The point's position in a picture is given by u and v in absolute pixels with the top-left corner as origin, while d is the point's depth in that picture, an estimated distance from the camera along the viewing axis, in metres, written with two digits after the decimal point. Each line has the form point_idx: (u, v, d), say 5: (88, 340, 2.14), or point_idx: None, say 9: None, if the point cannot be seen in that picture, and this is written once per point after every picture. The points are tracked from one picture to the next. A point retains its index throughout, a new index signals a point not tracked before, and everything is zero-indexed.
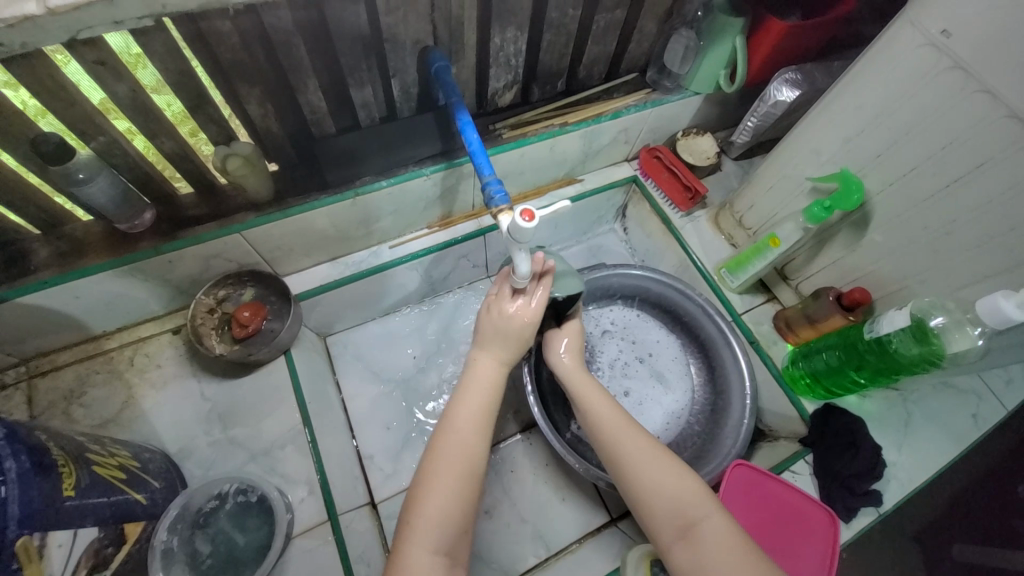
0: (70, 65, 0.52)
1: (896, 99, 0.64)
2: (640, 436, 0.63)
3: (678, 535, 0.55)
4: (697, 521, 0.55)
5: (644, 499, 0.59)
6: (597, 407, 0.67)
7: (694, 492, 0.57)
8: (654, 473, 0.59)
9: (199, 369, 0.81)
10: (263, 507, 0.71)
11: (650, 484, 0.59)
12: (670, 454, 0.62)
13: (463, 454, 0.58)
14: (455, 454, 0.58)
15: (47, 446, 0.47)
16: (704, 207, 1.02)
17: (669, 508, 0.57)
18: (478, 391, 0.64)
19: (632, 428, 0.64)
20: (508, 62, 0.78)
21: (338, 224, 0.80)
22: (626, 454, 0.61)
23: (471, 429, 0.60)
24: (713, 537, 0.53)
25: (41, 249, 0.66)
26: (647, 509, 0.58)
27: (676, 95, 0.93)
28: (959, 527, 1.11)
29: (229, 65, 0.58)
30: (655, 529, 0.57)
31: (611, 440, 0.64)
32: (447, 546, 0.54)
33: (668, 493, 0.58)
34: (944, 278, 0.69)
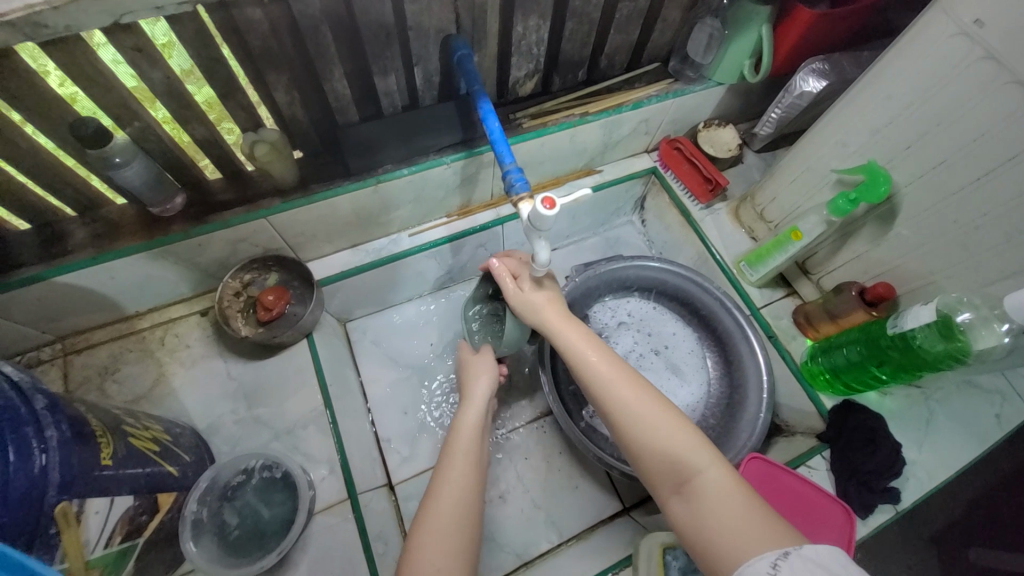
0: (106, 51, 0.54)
1: (925, 90, 0.62)
2: (635, 388, 0.60)
3: (675, 488, 0.53)
4: (692, 475, 0.53)
5: (641, 450, 0.57)
6: (592, 358, 0.64)
7: (692, 444, 0.55)
8: (649, 425, 0.57)
9: (226, 349, 0.84)
10: (286, 483, 0.73)
11: (646, 436, 0.56)
12: (668, 405, 0.59)
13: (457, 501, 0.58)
14: (448, 484, 0.59)
15: (85, 418, 0.50)
16: (724, 200, 1.01)
17: (666, 461, 0.55)
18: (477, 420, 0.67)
19: (627, 378, 0.62)
20: (529, 51, 0.78)
21: (360, 211, 0.82)
22: (622, 407, 0.59)
23: (462, 474, 0.61)
24: (711, 489, 0.51)
25: (78, 230, 0.69)
26: (645, 461, 0.56)
27: (699, 85, 0.92)
28: (978, 530, 1.09)
29: (257, 53, 0.60)
30: (653, 481, 0.56)
31: (604, 393, 0.61)
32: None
33: (665, 446, 0.55)
34: (972, 274, 0.67)
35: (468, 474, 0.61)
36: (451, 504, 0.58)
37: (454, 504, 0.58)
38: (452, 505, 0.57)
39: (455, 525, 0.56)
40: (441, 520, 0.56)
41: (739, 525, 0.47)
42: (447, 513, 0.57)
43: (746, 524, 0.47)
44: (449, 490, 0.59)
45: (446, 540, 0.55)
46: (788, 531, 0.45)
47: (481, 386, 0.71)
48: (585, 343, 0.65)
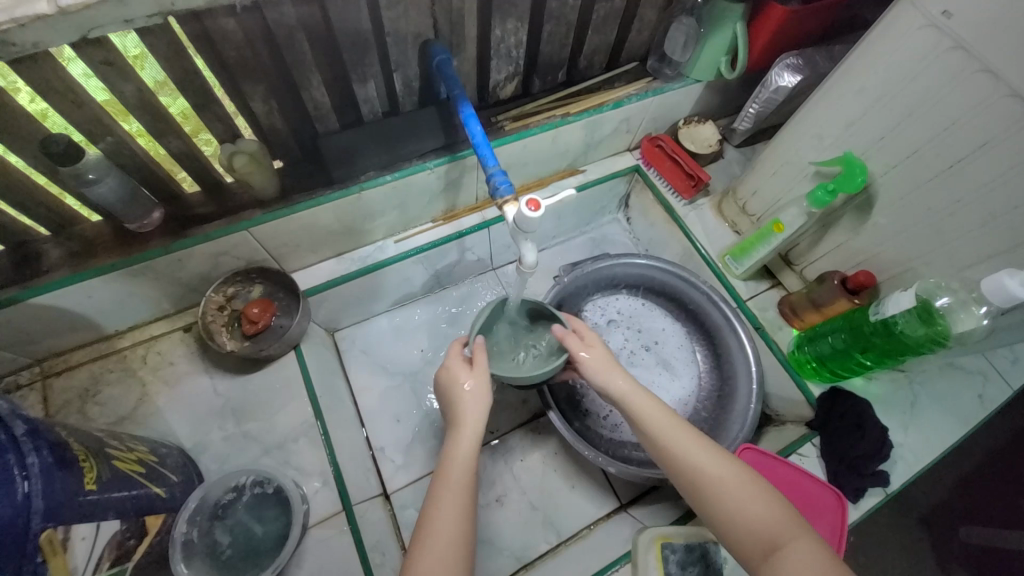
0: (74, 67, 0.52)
1: (898, 82, 0.64)
2: (711, 450, 0.58)
3: (764, 559, 0.51)
4: (781, 543, 0.50)
5: (724, 519, 0.54)
6: (662, 420, 0.61)
7: (776, 509, 0.53)
8: (732, 490, 0.55)
9: (210, 365, 0.82)
10: (279, 499, 0.72)
11: (731, 504, 0.54)
12: (747, 468, 0.57)
13: (451, 553, 0.51)
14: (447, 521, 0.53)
15: (67, 442, 0.48)
16: (706, 195, 1.03)
17: (752, 530, 0.52)
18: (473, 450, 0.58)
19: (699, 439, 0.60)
20: (509, 53, 0.78)
21: (343, 219, 0.81)
22: (700, 470, 0.57)
23: (454, 516, 0.53)
24: (803, 560, 0.48)
25: (53, 249, 0.67)
26: (729, 531, 0.54)
27: (677, 83, 0.93)
28: (965, 510, 1.11)
29: (233, 62, 0.59)
30: (737, 549, 0.53)
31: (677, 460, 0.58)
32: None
33: (751, 515, 0.53)
34: (948, 259, 0.69)
35: (455, 516, 0.53)
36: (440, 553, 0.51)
37: (445, 555, 0.51)
38: (443, 557, 0.50)
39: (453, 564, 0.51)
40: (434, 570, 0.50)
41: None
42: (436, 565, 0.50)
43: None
44: (444, 529, 0.52)
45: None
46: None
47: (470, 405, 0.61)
48: (651, 404, 0.62)
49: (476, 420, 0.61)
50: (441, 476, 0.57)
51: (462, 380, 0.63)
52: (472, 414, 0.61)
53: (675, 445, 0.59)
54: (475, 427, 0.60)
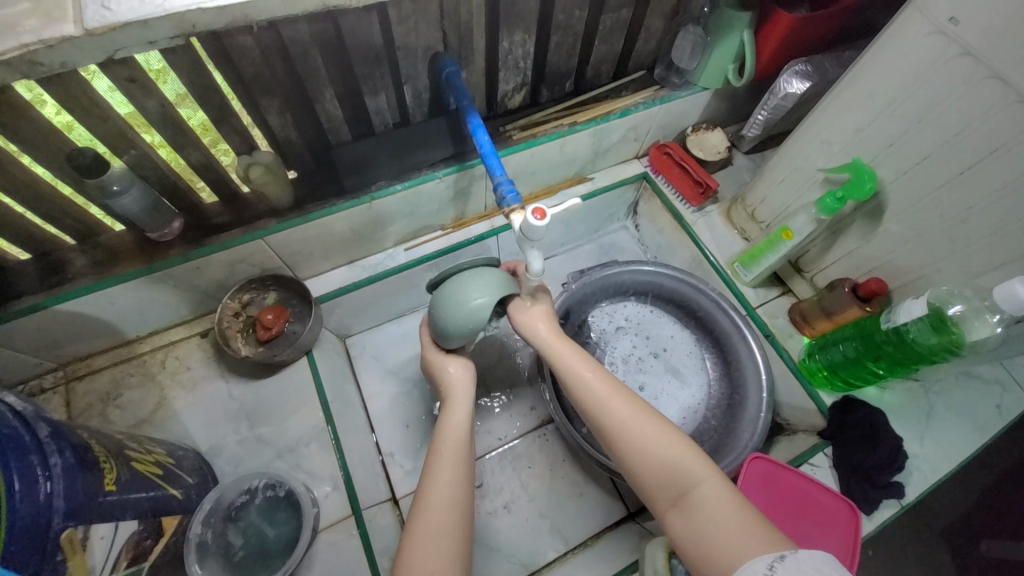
0: (99, 81, 0.55)
1: (905, 88, 0.64)
2: (629, 401, 0.59)
3: (674, 503, 0.52)
4: (689, 488, 0.51)
5: (636, 465, 0.55)
6: (584, 372, 0.62)
7: (686, 454, 0.54)
8: (645, 437, 0.56)
9: (226, 370, 0.84)
10: (290, 502, 0.74)
11: (643, 451, 0.55)
12: (662, 418, 0.58)
13: (446, 511, 0.55)
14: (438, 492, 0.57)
15: (88, 444, 0.50)
16: (715, 202, 1.02)
17: (663, 475, 0.53)
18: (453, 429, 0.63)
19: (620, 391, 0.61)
20: (516, 64, 0.79)
21: (355, 228, 0.83)
22: (616, 419, 0.58)
23: (448, 482, 0.58)
24: (708, 502, 0.49)
25: (78, 258, 0.70)
26: (642, 477, 0.55)
27: (684, 91, 0.93)
28: (987, 524, 1.08)
29: (250, 78, 0.61)
30: (650, 495, 0.54)
31: (597, 409, 0.59)
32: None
33: (662, 459, 0.54)
34: (962, 267, 0.68)
35: (450, 482, 0.58)
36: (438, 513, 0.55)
37: (440, 517, 0.54)
38: (437, 517, 0.54)
39: (451, 530, 0.54)
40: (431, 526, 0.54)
41: (736, 541, 0.45)
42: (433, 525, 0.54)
43: (740, 538, 0.45)
44: (436, 502, 0.56)
45: (444, 553, 0.52)
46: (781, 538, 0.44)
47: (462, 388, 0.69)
48: (575, 357, 0.64)
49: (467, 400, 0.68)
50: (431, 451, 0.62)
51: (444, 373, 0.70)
52: (464, 397, 0.68)
53: (596, 396, 0.60)
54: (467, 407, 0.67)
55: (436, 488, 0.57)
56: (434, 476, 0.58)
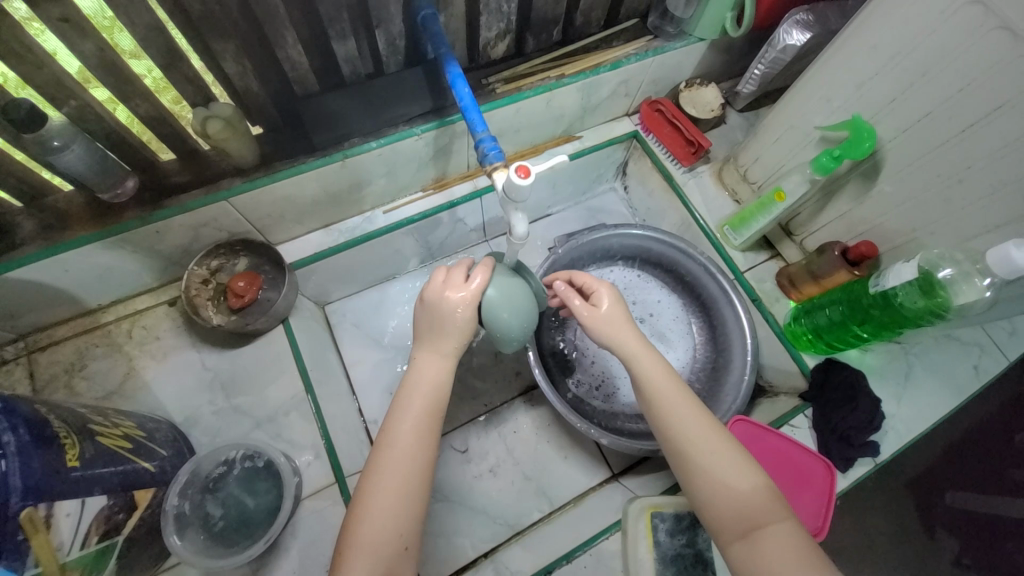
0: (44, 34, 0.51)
1: (912, 38, 0.60)
2: (710, 426, 0.58)
3: (741, 534, 0.51)
4: (763, 525, 0.51)
5: (705, 488, 0.55)
6: (664, 388, 0.60)
7: (758, 489, 0.53)
8: (723, 466, 0.55)
9: (198, 339, 0.81)
10: (270, 472, 0.72)
11: (718, 479, 0.54)
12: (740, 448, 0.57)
13: (415, 468, 0.53)
14: (405, 456, 0.53)
15: (47, 419, 0.47)
16: (707, 162, 0.99)
17: (733, 504, 0.53)
18: (421, 394, 0.57)
19: (702, 413, 0.59)
20: (499, 8, 0.73)
21: (328, 189, 0.78)
22: (696, 444, 0.56)
23: (416, 434, 0.55)
24: (782, 540, 0.50)
25: (25, 222, 0.64)
26: (710, 500, 0.54)
27: (679, 42, 0.88)
28: (950, 476, 1.14)
29: (199, 18, 0.55)
30: (710, 518, 0.54)
31: (674, 428, 0.58)
32: (395, 564, 0.51)
33: (735, 489, 0.53)
34: (954, 229, 0.67)
35: (418, 435, 0.55)
36: (405, 469, 0.53)
37: (406, 475, 0.53)
38: (398, 474, 0.53)
39: (410, 493, 0.53)
40: (391, 477, 0.53)
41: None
42: (394, 482, 0.52)
43: None
44: (395, 469, 0.53)
45: (399, 515, 0.52)
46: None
47: (455, 321, 0.59)
48: (658, 371, 0.61)
49: (456, 333, 0.60)
50: (401, 396, 0.58)
51: (441, 310, 0.59)
52: (453, 330, 0.59)
53: (676, 418, 0.58)
54: (456, 345, 0.60)
55: (402, 442, 0.54)
56: (400, 426, 0.55)
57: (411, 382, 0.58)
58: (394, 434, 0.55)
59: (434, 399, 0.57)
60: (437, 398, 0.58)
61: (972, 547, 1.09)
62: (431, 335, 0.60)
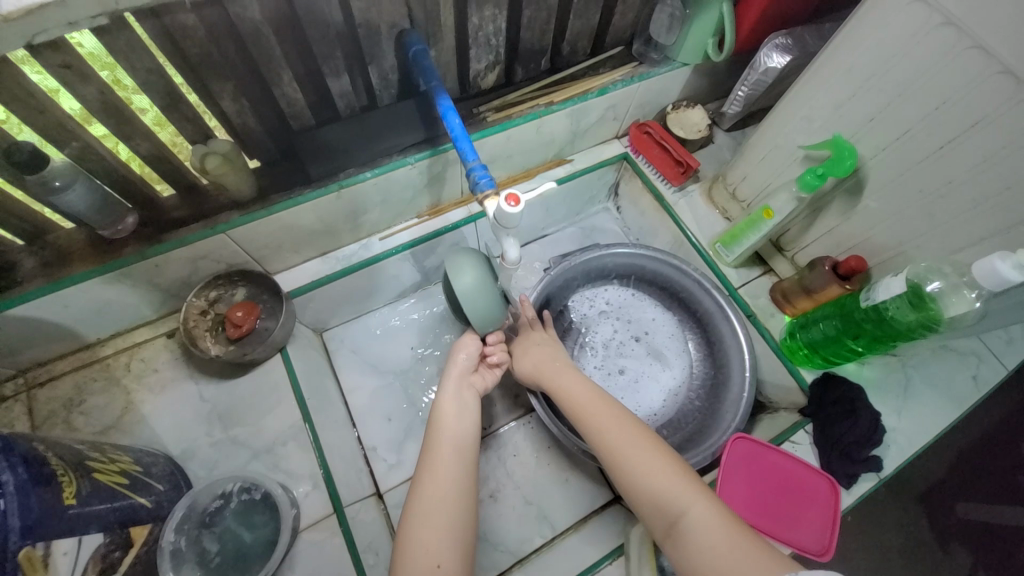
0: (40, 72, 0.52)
1: (886, 61, 0.62)
2: (631, 430, 0.64)
3: (667, 532, 0.56)
4: (681, 516, 0.55)
5: (637, 492, 0.59)
6: (590, 402, 0.69)
7: (680, 482, 0.58)
8: (649, 468, 0.60)
9: (196, 370, 0.81)
10: (267, 504, 0.72)
11: (640, 477, 0.59)
12: (660, 446, 0.62)
13: (444, 489, 0.60)
14: (434, 480, 0.61)
15: (45, 457, 0.47)
16: (697, 181, 1.01)
17: (658, 503, 0.57)
18: (446, 427, 0.66)
19: (625, 421, 0.66)
20: (488, 42, 0.76)
21: (325, 219, 0.79)
22: (622, 452, 0.62)
23: (449, 457, 0.63)
24: (699, 528, 0.53)
25: (26, 260, 0.65)
26: (638, 500, 0.59)
27: (663, 67, 0.90)
28: (973, 487, 1.12)
29: (198, 60, 0.57)
30: (647, 522, 0.58)
31: (601, 439, 0.65)
32: None
33: (659, 488, 0.58)
34: (940, 242, 0.68)
35: (450, 460, 0.63)
36: (440, 490, 0.60)
37: (441, 496, 0.59)
38: (434, 496, 0.59)
39: (438, 516, 0.58)
40: (431, 503, 0.59)
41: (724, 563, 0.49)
42: (431, 505, 0.58)
43: (730, 561, 0.49)
44: (433, 493, 0.59)
45: (437, 534, 0.56)
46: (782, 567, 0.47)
47: (460, 359, 0.75)
48: (585, 391, 0.70)
49: (464, 364, 0.75)
50: (433, 430, 0.67)
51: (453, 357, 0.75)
52: (463, 361, 0.75)
53: (603, 429, 0.65)
54: (461, 374, 0.73)
55: (439, 469, 0.62)
56: (435, 456, 0.63)
57: (437, 417, 0.68)
58: (431, 463, 0.63)
59: (459, 430, 0.66)
60: (458, 428, 0.67)
61: (1009, 566, 1.05)
62: (445, 374, 0.74)
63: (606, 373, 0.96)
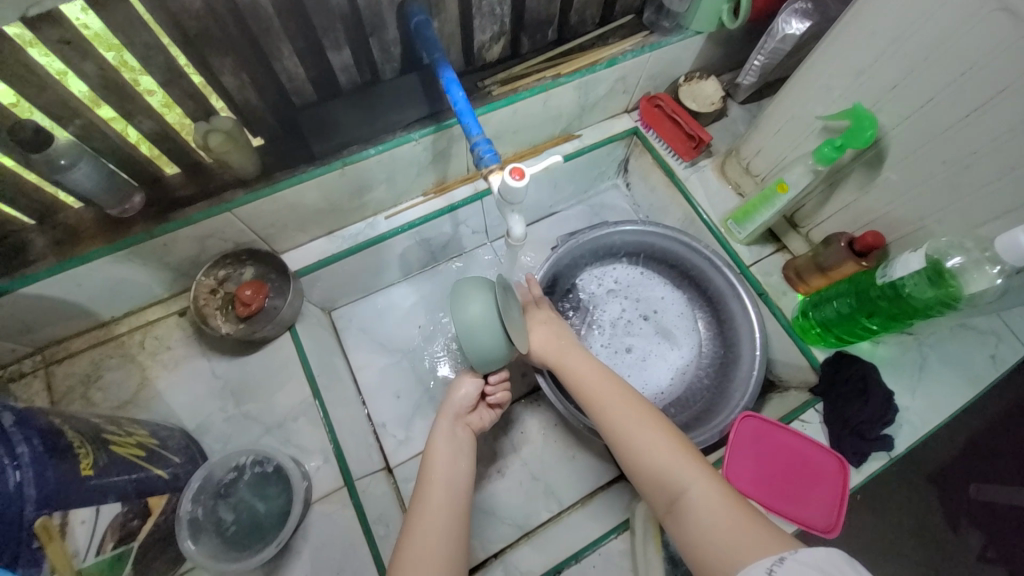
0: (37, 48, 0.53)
1: (912, 23, 0.58)
2: (633, 407, 0.65)
3: (669, 508, 0.57)
4: (681, 493, 0.56)
5: (640, 469, 0.60)
6: (593, 380, 0.69)
7: (682, 459, 0.58)
8: (651, 446, 0.60)
9: (208, 348, 0.83)
10: (280, 477, 0.74)
11: (641, 455, 0.60)
12: (662, 423, 0.63)
13: (440, 519, 0.61)
14: (431, 508, 0.62)
15: (61, 430, 0.49)
16: (709, 156, 0.98)
17: (660, 480, 0.58)
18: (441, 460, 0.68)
19: (627, 398, 0.66)
20: (492, 11, 0.73)
21: (330, 197, 0.79)
22: (625, 429, 0.63)
23: (444, 489, 0.65)
24: (698, 504, 0.54)
25: (38, 238, 0.66)
26: (641, 477, 0.60)
27: (675, 36, 0.87)
28: (988, 468, 1.10)
29: (195, 34, 0.56)
30: (650, 499, 0.59)
31: (604, 416, 0.65)
32: None
33: (661, 465, 0.59)
34: (963, 216, 0.65)
35: (443, 497, 0.64)
36: (435, 519, 0.61)
37: (435, 526, 0.61)
38: (430, 525, 0.61)
39: (434, 543, 0.59)
40: (428, 539, 0.59)
41: (722, 536, 0.50)
42: (428, 533, 0.60)
43: (727, 534, 0.50)
44: (429, 521, 0.61)
45: (434, 555, 0.58)
46: (780, 542, 0.47)
47: (458, 397, 0.75)
48: (588, 369, 0.71)
49: (461, 404, 0.75)
50: (428, 458, 0.68)
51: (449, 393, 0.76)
52: (460, 401, 0.75)
53: (606, 408, 0.66)
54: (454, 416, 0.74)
55: (433, 499, 0.63)
56: (430, 485, 0.65)
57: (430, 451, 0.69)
58: (427, 491, 0.64)
59: (453, 471, 0.67)
60: (454, 459, 0.68)
61: (1020, 544, 1.05)
62: (440, 413, 0.74)
63: (614, 352, 0.96)
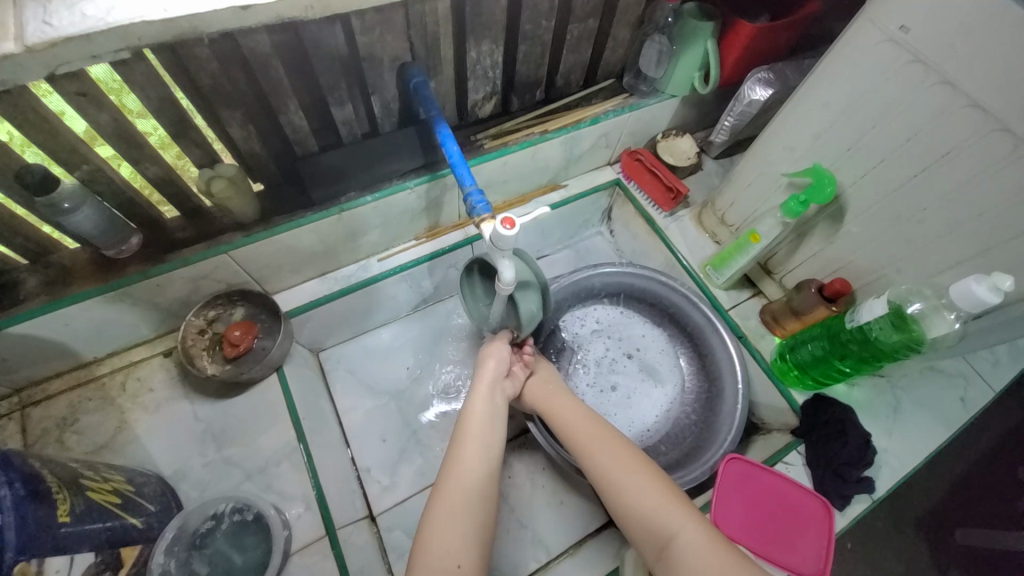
0: (51, 96, 0.54)
1: (861, 95, 0.66)
2: (621, 450, 0.65)
3: (657, 555, 0.57)
4: (670, 540, 0.57)
5: (627, 515, 0.61)
6: (580, 423, 0.70)
7: (670, 504, 0.59)
8: (638, 492, 0.61)
9: (191, 390, 0.81)
10: (259, 525, 0.71)
11: (630, 500, 0.61)
12: (648, 466, 0.64)
13: (469, 495, 0.61)
14: (458, 482, 0.62)
15: (41, 474, 0.47)
16: (687, 206, 1.04)
17: (648, 526, 0.59)
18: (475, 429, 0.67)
19: (614, 441, 0.67)
20: (485, 74, 0.80)
21: (325, 240, 0.81)
22: (613, 473, 0.63)
23: (474, 460, 0.64)
24: (687, 551, 0.55)
25: (29, 278, 0.66)
26: (629, 521, 0.60)
27: (653, 99, 0.95)
28: (970, 512, 1.11)
29: (209, 90, 0.60)
30: (638, 546, 0.60)
31: (591, 460, 0.66)
32: None
33: (649, 510, 0.59)
34: (919, 266, 0.70)
35: (475, 469, 0.64)
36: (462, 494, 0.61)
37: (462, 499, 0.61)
38: (456, 500, 0.61)
39: (459, 519, 0.59)
40: (448, 520, 0.59)
41: None
42: (455, 508, 0.60)
43: None
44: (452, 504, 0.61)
45: (457, 537, 0.58)
46: None
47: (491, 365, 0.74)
48: (576, 413, 0.71)
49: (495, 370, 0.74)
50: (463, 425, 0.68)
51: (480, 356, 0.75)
52: (492, 371, 0.73)
53: (593, 451, 0.66)
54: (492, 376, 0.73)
55: (461, 475, 0.63)
56: (460, 456, 0.65)
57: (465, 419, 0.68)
58: (454, 466, 0.64)
59: (486, 432, 0.67)
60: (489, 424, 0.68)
61: None
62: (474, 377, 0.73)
63: (599, 392, 0.97)
